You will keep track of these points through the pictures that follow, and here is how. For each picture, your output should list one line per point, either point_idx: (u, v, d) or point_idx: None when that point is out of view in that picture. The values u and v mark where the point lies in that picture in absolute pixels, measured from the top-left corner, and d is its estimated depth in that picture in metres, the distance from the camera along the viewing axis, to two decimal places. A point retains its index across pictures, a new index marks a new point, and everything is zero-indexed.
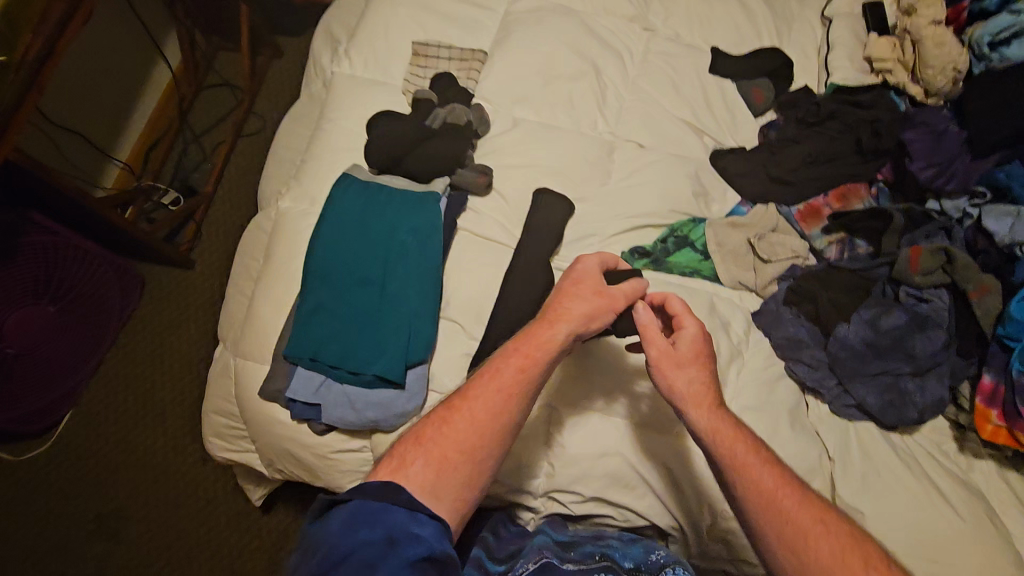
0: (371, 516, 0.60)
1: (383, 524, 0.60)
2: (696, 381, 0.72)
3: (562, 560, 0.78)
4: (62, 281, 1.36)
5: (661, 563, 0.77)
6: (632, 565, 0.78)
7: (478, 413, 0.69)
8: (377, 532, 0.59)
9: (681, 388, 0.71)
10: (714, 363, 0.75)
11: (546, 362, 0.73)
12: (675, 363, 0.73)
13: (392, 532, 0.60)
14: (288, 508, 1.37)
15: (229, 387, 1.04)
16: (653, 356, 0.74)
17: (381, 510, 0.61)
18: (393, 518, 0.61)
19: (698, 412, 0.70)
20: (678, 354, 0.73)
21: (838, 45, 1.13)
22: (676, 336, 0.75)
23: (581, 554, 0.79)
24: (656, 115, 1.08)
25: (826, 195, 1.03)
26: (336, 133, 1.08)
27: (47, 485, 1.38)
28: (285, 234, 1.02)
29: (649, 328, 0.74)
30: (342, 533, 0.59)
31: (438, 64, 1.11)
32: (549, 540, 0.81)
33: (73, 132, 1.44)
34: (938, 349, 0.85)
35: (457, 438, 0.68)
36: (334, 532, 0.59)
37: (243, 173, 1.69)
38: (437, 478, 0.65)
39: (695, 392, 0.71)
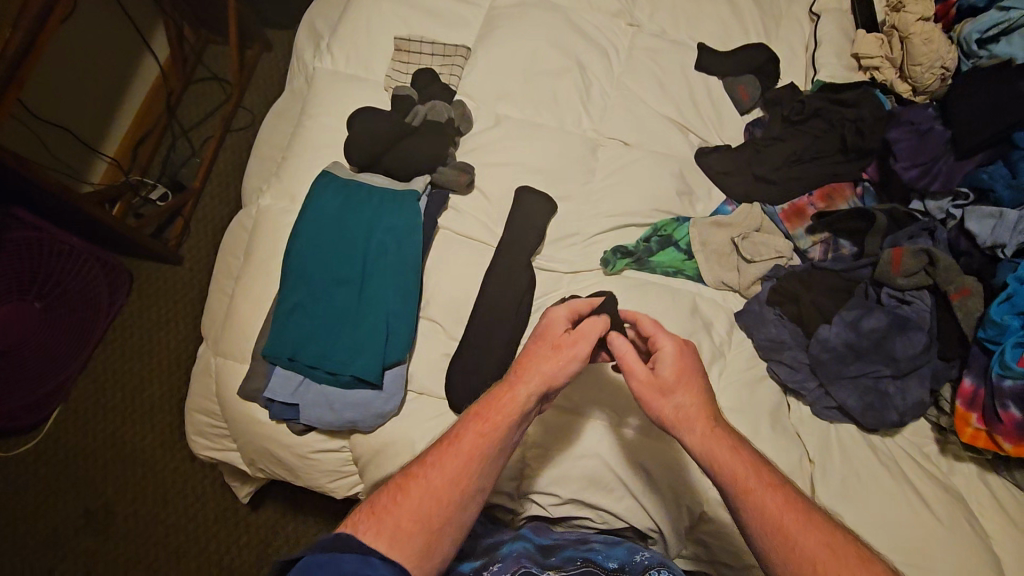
0: (322, 567, 0.57)
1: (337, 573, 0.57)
2: (687, 402, 0.68)
3: (544, 565, 0.77)
4: (48, 277, 1.36)
5: (646, 564, 0.77)
6: (616, 565, 0.78)
7: (447, 458, 0.67)
8: None
9: (670, 413, 0.68)
10: (703, 377, 0.71)
11: (515, 417, 0.69)
12: (660, 390, 0.69)
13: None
14: (274, 506, 1.36)
15: (209, 386, 1.03)
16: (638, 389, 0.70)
17: (332, 560, 0.58)
18: (347, 565, 0.58)
19: (690, 433, 0.67)
20: (662, 378, 0.70)
21: (826, 41, 1.12)
22: (656, 359, 0.72)
23: (562, 559, 0.78)
24: (641, 113, 1.07)
25: (811, 194, 1.01)
26: (317, 130, 1.06)
27: (34, 481, 1.38)
28: (265, 233, 1.01)
29: (627, 364, 0.72)
30: None
31: (420, 59, 1.09)
32: (530, 543, 0.81)
33: (60, 127, 1.43)
34: (918, 352, 0.84)
35: (424, 491, 0.65)
36: None
37: (231, 168, 1.67)
38: (397, 540, 0.62)
39: (687, 413, 0.68)
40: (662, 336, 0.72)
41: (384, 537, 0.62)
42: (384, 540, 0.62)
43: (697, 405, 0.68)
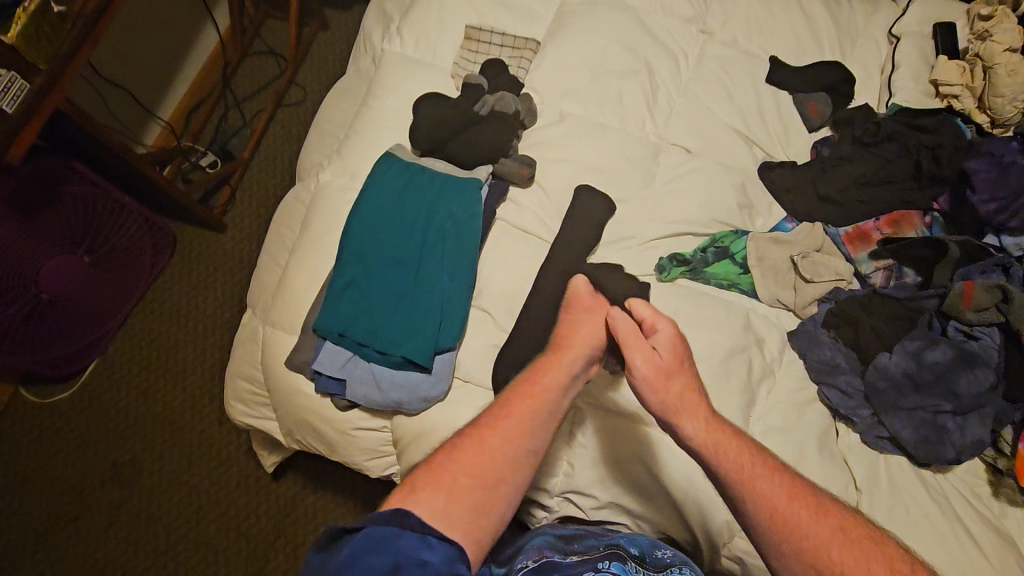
0: (377, 544, 0.57)
1: (390, 550, 0.57)
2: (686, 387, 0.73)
3: (565, 552, 0.74)
4: (99, 233, 1.37)
5: (667, 558, 0.75)
6: (638, 553, 0.75)
7: (499, 424, 0.70)
8: (383, 559, 0.56)
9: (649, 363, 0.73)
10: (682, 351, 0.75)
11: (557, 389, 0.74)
12: (673, 371, 0.73)
13: (401, 559, 0.57)
14: (299, 477, 1.38)
15: (254, 354, 1.04)
16: (657, 372, 0.72)
17: (387, 537, 0.58)
18: (403, 543, 0.58)
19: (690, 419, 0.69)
20: (662, 357, 0.74)
21: (904, 65, 1.10)
22: (654, 339, 0.76)
23: (585, 546, 0.76)
24: (706, 122, 1.06)
25: (877, 219, 0.99)
26: (382, 111, 1.07)
27: (69, 428, 1.42)
28: (324, 208, 1.02)
29: (636, 347, 0.74)
30: (348, 563, 0.56)
31: (489, 50, 1.09)
32: (550, 534, 0.78)
33: (121, 88, 1.45)
34: (983, 390, 0.82)
35: (472, 453, 0.67)
36: (341, 561, 0.56)
37: (282, 142, 1.69)
38: (450, 503, 0.63)
39: (694, 395, 0.72)
40: (662, 318, 0.77)
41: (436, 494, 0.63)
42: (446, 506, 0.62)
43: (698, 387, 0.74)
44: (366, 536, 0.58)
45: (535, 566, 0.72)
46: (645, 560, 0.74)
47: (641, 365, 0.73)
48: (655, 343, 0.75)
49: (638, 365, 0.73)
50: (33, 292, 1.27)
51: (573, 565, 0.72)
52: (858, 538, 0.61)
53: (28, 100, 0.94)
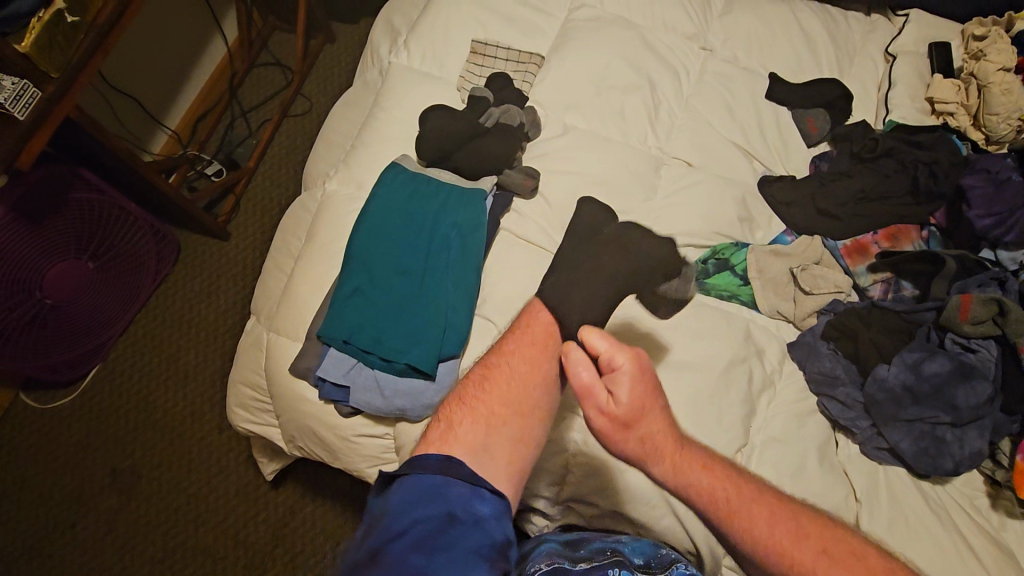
0: (431, 491, 0.58)
1: (444, 499, 0.58)
2: (652, 428, 0.65)
3: (571, 557, 0.74)
4: (104, 239, 1.38)
5: (671, 558, 0.76)
6: (642, 561, 0.76)
7: (517, 359, 0.73)
8: (437, 507, 0.57)
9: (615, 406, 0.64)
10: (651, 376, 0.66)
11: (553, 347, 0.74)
12: (634, 419, 0.64)
13: (454, 509, 0.58)
14: (299, 485, 1.37)
15: (257, 360, 1.05)
16: (614, 425, 0.64)
17: (438, 485, 0.59)
18: (455, 492, 0.59)
19: (660, 467, 0.64)
20: (619, 406, 0.64)
21: (900, 83, 1.12)
22: (613, 380, 0.65)
23: (592, 551, 0.76)
24: (707, 136, 1.08)
25: (875, 233, 1.01)
26: (388, 122, 1.09)
27: (69, 434, 1.42)
28: (330, 216, 1.03)
29: (591, 396, 0.65)
30: (402, 508, 0.57)
31: (494, 64, 1.12)
32: (555, 541, 0.78)
33: (129, 98, 1.47)
34: (981, 402, 0.83)
35: (501, 395, 0.69)
36: (396, 504, 0.58)
37: (287, 152, 1.71)
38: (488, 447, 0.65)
39: (659, 438, 0.65)
40: (619, 348, 0.65)
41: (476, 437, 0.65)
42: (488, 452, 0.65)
43: (665, 425, 0.66)
44: (420, 483, 0.59)
45: (547, 569, 0.71)
46: (649, 566, 0.75)
47: (596, 418, 0.65)
48: (610, 387, 0.65)
49: (593, 419, 0.65)
50: (38, 297, 1.28)
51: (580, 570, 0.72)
52: (841, 557, 0.58)
53: (40, 108, 0.95)
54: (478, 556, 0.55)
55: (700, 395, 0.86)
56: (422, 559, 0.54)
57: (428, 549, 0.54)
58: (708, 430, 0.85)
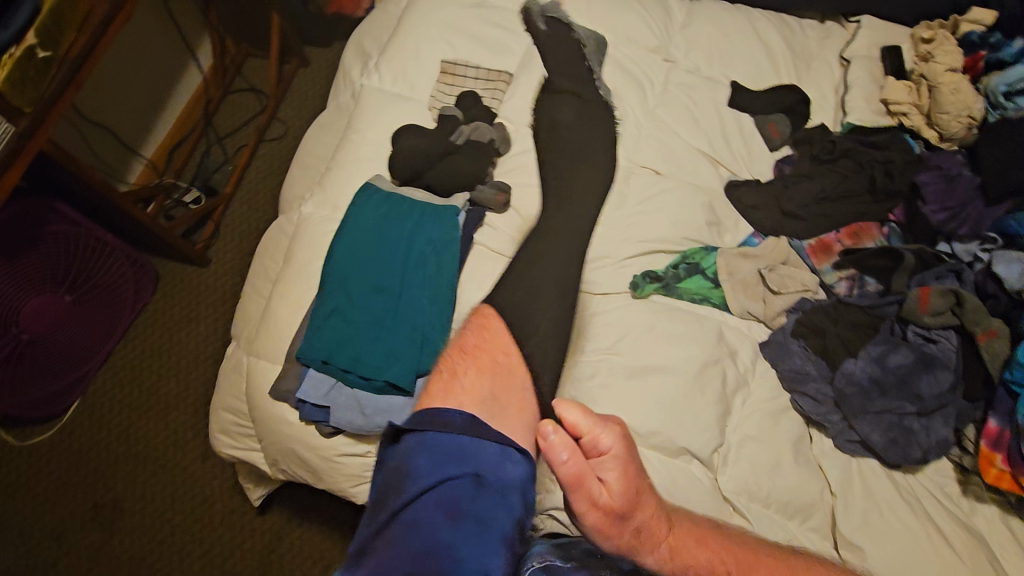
0: (461, 452, 0.67)
1: (472, 461, 0.67)
2: (640, 511, 0.64)
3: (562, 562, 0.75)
4: (81, 272, 1.37)
5: None
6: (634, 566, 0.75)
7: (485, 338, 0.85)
8: (467, 468, 0.66)
9: (611, 494, 0.61)
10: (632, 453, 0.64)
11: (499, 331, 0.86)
12: (629, 507, 0.62)
13: (481, 471, 0.67)
14: (286, 510, 1.36)
15: (238, 385, 1.05)
16: (610, 515, 0.61)
17: (466, 447, 0.68)
18: (483, 457, 0.68)
19: (652, 551, 0.65)
20: (613, 497, 0.61)
21: (855, 86, 1.16)
22: (602, 469, 0.62)
23: (584, 552, 0.77)
24: (673, 144, 1.11)
25: (838, 231, 1.04)
26: (361, 143, 1.11)
27: (49, 470, 1.40)
28: (305, 238, 1.04)
29: (587, 491, 0.60)
30: (434, 466, 0.66)
31: (464, 82, 1.14)
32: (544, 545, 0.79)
33: (104, 128, 1.48)
34: (943, 391, 0.86)
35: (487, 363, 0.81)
36: (428, 462, 0.66)
37: (265, 176, 1.72)
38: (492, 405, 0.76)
39: (648, 516, 0.65)
40: (602, 426, 0.62)
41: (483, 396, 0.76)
42: (493, 404, 0.76)
43: (651, 499, 0.66)
44: (453, 443, 0.68)
45: (540, 567, 0.73)
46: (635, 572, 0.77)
47: (592, 511, 0.61)
48: (601, 473, 0.61)
49: (587, 513, 0.61)
50: (15, 333, 1.27)
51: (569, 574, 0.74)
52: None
53: (12, 143, 0.96)
54: (497, 530, 0.62)
55: (676, 398, 0.88)
56: (445, 519, 0.62)
57: (454, 506, 0.63)
58: (685, 431, 0.86)
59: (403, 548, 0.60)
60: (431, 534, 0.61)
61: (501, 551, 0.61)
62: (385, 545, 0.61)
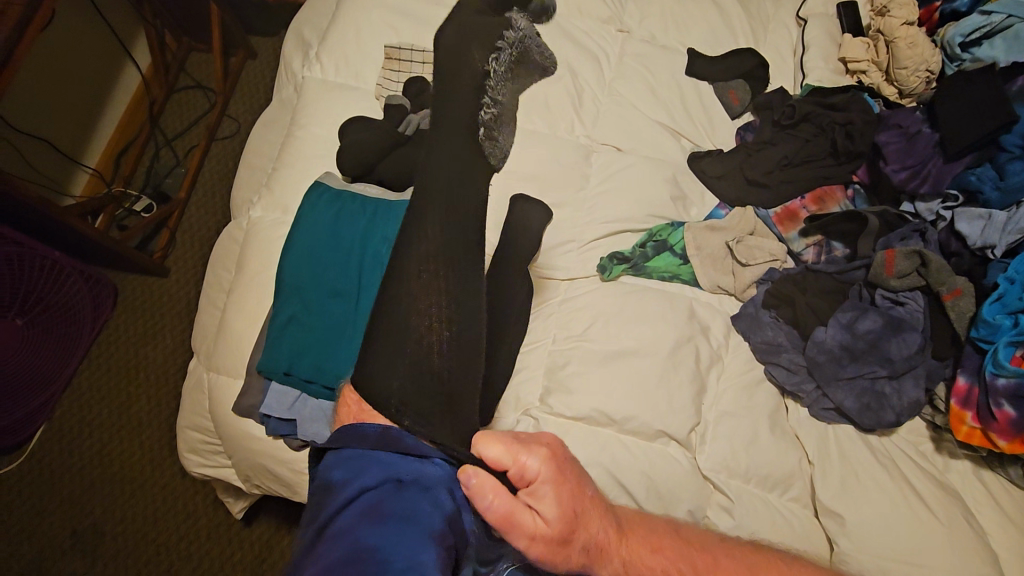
0: (381, 463, 0.65)
1: (392, 468, 0.64)
2: (590, 529, 0.60)
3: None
4: (31, 294, 1.31)
5: None
6: None
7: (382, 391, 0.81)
8: (388, 474, 0.63)
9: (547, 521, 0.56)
10: (570, 473, 0.60)
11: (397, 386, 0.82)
12: (573, 533, 0.58)
13: (402, 476, 0.63)
14: (271, 519, 1.34)
15: (202, 401, 1.01)
16: (553, 547, 0.56)
17: (386, 458, 0.65)
18: (405, 464, 0.64)
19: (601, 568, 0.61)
20: (550, 525, 0.56)
21: (813, 45, 1.14)
22: (534, 496, 0.57)
23: None
24: (632, 118, 1.08)
25: (803, 198, 1.03)
26: (309, 140, 1.05)
27: (20, 501, 1.35)
28: (258, 244, 1.00)
29: (524, 527, 0.55)
30: (356, 477, 0.63)
31: (411, 67, 1.09)
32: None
33: (39, 139, 1.39)
34: (913, 352, 0.86)
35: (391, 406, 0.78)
36: (350, 475, 0.64)
37: (218, 178, 1.65)
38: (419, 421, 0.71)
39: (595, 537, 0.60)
40: (524, 453, 0.58)
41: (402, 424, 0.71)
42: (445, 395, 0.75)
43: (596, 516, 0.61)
44: (371, 458, 0.66)
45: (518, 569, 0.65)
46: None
47: (535, 547, 0.56)
48: (534, 504, 0.57)
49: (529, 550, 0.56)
50: None
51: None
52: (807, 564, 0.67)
53: None
54: (424, 523, 0.57)
55: (648, 379, 0.87)
56: (368, 520, 0.57)
57: (375, 509, 0.58)
58: (661, 414, 0.85)
59: (330, 554, 0.54)
60: (354, 534, 0.55)
61: (432, 542, 0.54)
62: (312, 558, 0.55)
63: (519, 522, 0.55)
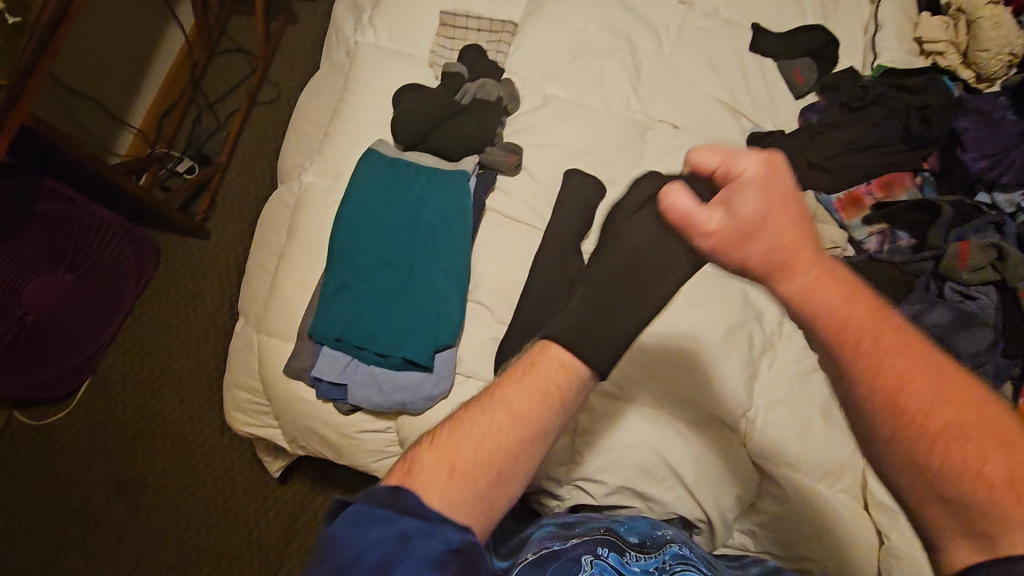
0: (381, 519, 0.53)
1: (396, 522, 0.53)
2: (786, 237, 0.52)
3: (564, 536, 0.74)
4: (79, 250, 1.34)
5: (667, 538, 0.74)
6: (637, 539, 0.74)
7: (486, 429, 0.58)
8: (389, 528, 0.53)
9: (734, 216, 0.53)
10: (792, 189, 0.53)
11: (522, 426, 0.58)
12: (746, 236, 0.52)
13: (406, 529, 0.53)
14: (306, 479, 1.37)
15: (251, 363, 1.03)
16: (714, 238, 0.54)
17: (389, 515, 0.53)
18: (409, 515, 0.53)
19: (791, 283, 0.51)
20: (733, 217, 0.53)
21: (887, 23, 1.08)
22: (731, 191, 0.54)
23: (585, 529, 0.75)
24: (691, 95, 1.05)
25: (870, 183, 0.99)
26: (361, 106, 1.04)
27: (68, 450, 1.41)
28: (310, 210, 1.00)
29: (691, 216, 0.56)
30: (354, 534, 0.53)
31: (466, 35, 1.07)
32: (548, 523, 0.78)
33: (88, 97, 1.41)
34: (983, 348, 0.85)
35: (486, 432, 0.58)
36: (347, 532, 0.53)
37: (259, 141, 1.65)
38: (452, 477, 0.55)
39: (783, 253, 0.51)
40: (739, 155, 0.55)
41: (467, 463, 0.56)
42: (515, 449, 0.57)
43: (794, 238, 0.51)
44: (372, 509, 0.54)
45: (535, 557, 0.70)
46: (644, 544, 0.73)
47: (706, 239, 0.55)
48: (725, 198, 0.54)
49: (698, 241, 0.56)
50: (18, 314, 1.25)
51: (569, 546, 0.71)
52: None
53: None
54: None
55: (699, 363, 0.86)
56: None
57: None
58: (712, 398, 0.84)
59: None
60: None
61: None
62: None
63: (693, 216, 0.55)
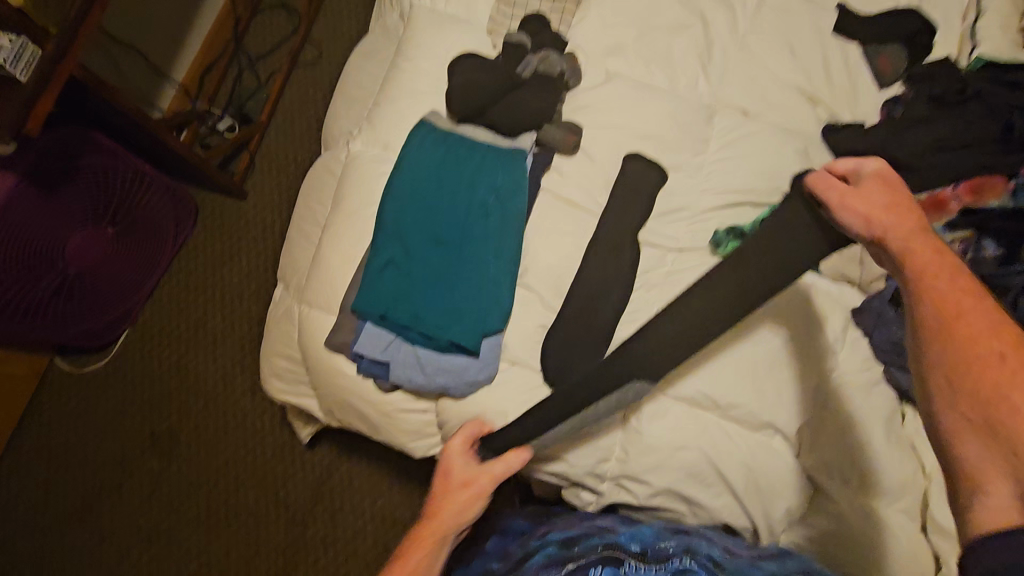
0: None
1: None
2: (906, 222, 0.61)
3: (566, 558, 0.67)
4: (121, 205, 1.34)
5: (671, 548, 0.68)
6: (639, 550, 0.69)
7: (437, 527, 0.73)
8: None
9: (868, 206, 0.65)
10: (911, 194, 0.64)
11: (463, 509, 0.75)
12: (862, 194, 0.65)
13: None
14: (333, 446, 1.38)
15: (290, 332, 1.02)
16: (835, 194, 0.68)
17: None
18: None
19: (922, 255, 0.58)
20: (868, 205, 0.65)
21: (990, 11, 0.99)
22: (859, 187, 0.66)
23: (584, 547, 0.69)
24: (765, 80, 0.98)
25: (956, 186, 0.90)
26: (415, 73, 0.99)
27: (106, 400, 1.44)
28: (357, 180, 0.97)
29: (823, 182, 0.69)
30: None
31: (528, 4, 1.01)
32: (548, 543, 0.73)
33: (132, 49, 1.38)
34: None
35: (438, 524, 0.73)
36: None
37: (302, 103, 1.62)
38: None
39: (883, 209, 0.63)
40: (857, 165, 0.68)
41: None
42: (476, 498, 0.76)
43: (892, 201, 0.64)
44: None
45: None
46: (647, 555, 0.67)
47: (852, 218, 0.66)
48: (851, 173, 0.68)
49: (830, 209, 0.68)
50: (61, 267, 1.25)
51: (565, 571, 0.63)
52: None
53: (41, 68, 0.88)
54: None
55: (753, 369, 0.82)
56: None
57: None
58: (768, 404, 0.81)
59: None
60: None
61: None
62: None
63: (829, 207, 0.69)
